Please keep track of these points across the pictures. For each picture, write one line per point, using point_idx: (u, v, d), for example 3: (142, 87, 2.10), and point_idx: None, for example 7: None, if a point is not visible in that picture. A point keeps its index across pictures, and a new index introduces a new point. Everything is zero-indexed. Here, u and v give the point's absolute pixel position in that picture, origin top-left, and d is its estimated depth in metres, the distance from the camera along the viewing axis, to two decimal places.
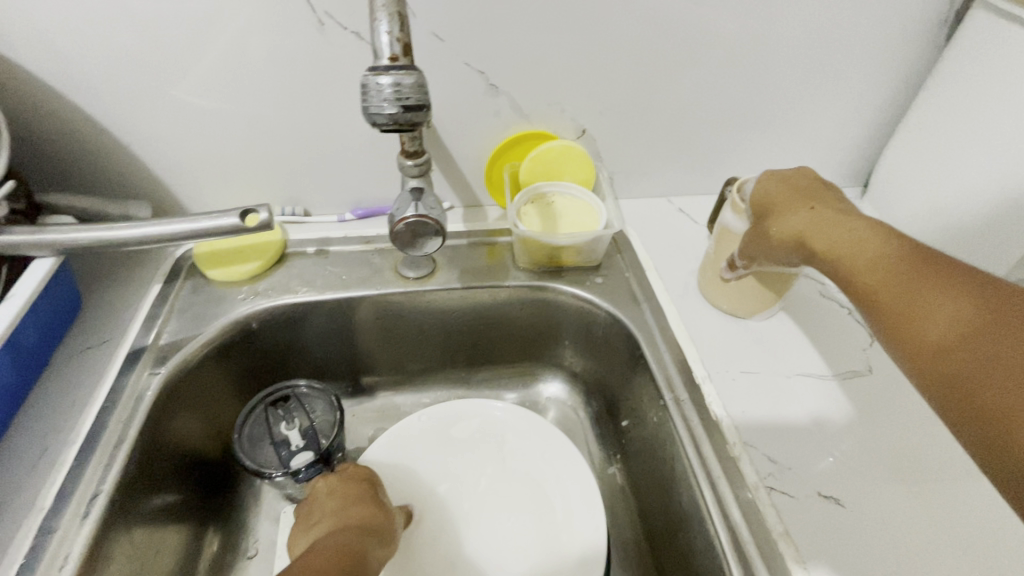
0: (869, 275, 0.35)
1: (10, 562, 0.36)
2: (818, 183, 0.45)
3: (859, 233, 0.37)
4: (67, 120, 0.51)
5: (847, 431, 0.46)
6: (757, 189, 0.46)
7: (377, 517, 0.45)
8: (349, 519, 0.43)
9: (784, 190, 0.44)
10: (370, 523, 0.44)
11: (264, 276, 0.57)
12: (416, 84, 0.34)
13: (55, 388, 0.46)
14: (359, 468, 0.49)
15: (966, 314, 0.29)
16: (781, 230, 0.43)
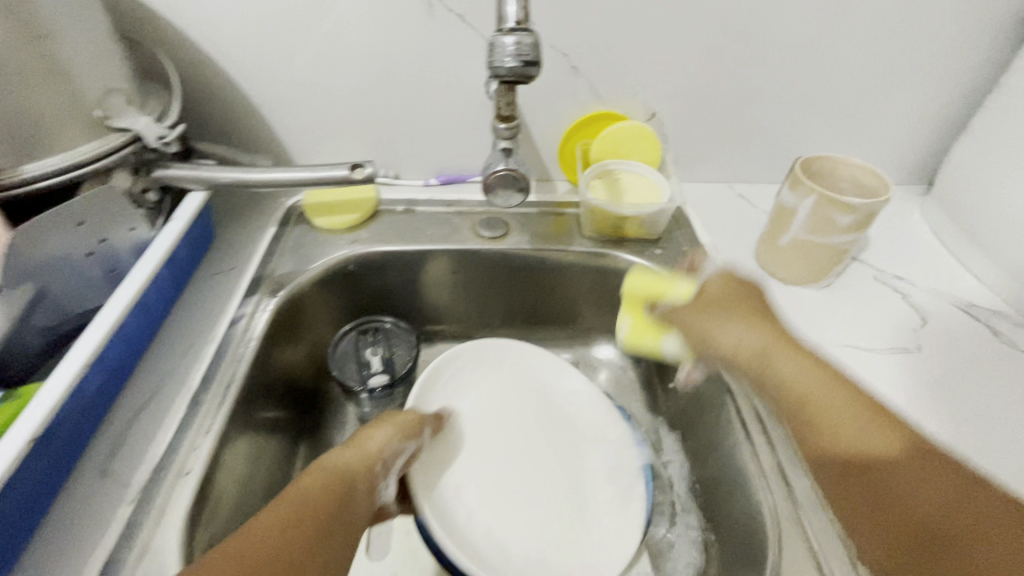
0: (833, 423, 0.37)
1: (168, 422, 0.44)
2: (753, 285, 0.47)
3: (807, 369, 0.39)
4: (211, 80, 0.60)
5: (889, 397, 0.49)
6: (707, 287, 0.49)
7: (393, 446, 0.44)
8: (358, 444, 0.42)
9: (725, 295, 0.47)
10: (381, 452, 0.42)
11: (360, 227, 0.65)
12: (534, 42, 0.38)
13: (194, 300, 0.55)
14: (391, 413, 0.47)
15: (930, 485, 0.33)
16: (728, 342, 0.44)
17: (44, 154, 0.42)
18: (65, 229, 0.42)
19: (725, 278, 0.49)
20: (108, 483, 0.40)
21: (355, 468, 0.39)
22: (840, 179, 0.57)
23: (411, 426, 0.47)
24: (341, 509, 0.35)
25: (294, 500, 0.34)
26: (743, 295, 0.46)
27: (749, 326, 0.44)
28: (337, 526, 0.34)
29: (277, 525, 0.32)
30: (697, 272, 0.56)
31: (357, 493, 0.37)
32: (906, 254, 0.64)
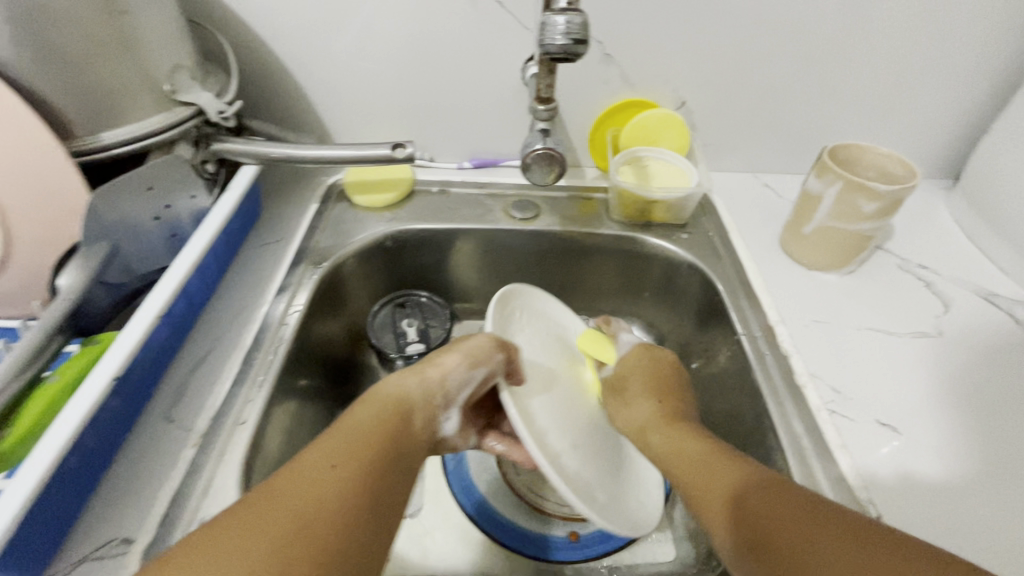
0: (707, 487, 0.37)
1: (224, 378, 0.47)
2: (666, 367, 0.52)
3: (686, 441, 0.42)
4: (262, 62, 0.64)
5: (909, 378, 0.50)
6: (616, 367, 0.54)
7: (458, 375, 0.45)
8: (421, 376, 0.44)
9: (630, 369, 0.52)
10: (442, 383, 0.45)
11: (397, 206, 0.68)
12: (583, 22, 0.41)
13: (244, 269, 0.58)
14: (472, 342, 0.46)
15: (798, 522, 0.31)
16: (630, 418, 0.49)
17: (118, 124, 0.45)
18: (136, 193, 0.45)
19: (640, 351, 0.54)
20: (173, 427, 0.43)
21: (414, 399, 0.42)
22: (866, 165, 0.58)
23: (482, 354, 0.46)
24: (392, 440, 0.38)
25: (348, 431, 0.37)
26: (652, 373, 0.51)
27: (636, 400, 0.49)
28: (387, 456, 0.36)
29: (332, 452, 0.34)
30: (611, 331, 0.58)
31: (412, 420, 0.41)
32: (931, 245, 0.65)
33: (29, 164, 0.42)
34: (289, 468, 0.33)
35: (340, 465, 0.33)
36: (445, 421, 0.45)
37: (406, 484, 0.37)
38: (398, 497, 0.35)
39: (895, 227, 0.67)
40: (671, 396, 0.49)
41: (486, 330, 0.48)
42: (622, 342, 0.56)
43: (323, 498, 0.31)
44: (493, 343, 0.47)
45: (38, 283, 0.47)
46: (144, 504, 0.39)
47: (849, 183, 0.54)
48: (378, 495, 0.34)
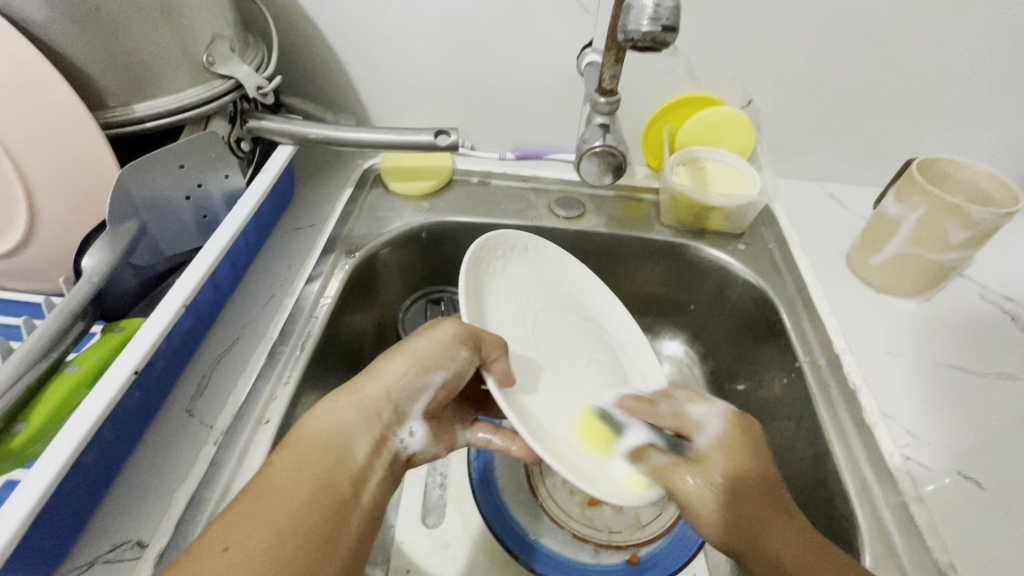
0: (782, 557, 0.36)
1: (250, 371, 0.45)
2: (750, 433, 0.42)
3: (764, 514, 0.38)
4: (302, 37, 0.60)
5: (995, 426, 0.45)
6: (702, 445, 0.42)
7: (407, 383, 0.38)
8: (357, 395, 0.37)
9: (732, 458, 0.40)
10: (388, 398, 0.37)
11: (434, 196, 0.64)
12: (674, 5, 0.36)
13: (274, 254, 0.56)
14: (428, 343, 0.38)
15: None
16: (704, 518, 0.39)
17: (153, 95, 0.42)
18: (168, 170, 0.42)
19: (732, 424, 0.42)
20: (194, 422, 0.41)
21: (353, 428, 0.35)
22: (956, 184, 0.53)
23: (436, 356, 0.38)
24: (319, 503, 0.32)
25: (267, 494, 0.31)
26: (748, 449, 0.41)
27: (708, 487, 0.39)
28: (305, 532, 0.31)
29: (236, 527, 0.29)
30: (687, 421, 0.44)
31: (351, 454, 0.35)
32: (1020, 274, 0.59)
33: (57, 133, 0.39)
34: (187, 554, 0.29)
35: (236, 548, 0.29)
36: (407, 439, 0.38)
37: (336, 561, 0.31)
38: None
39: (980, 252, 0.61)
40: (757, 477, 0.39)
41: (447, 322, 0.39)
42: (703, 434, 0.42)
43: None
44: (457, 337, 0.38)
45: (61, 260, 0.44)
46: (162, 504, 0.37)
47: (939, 205, 0.48)
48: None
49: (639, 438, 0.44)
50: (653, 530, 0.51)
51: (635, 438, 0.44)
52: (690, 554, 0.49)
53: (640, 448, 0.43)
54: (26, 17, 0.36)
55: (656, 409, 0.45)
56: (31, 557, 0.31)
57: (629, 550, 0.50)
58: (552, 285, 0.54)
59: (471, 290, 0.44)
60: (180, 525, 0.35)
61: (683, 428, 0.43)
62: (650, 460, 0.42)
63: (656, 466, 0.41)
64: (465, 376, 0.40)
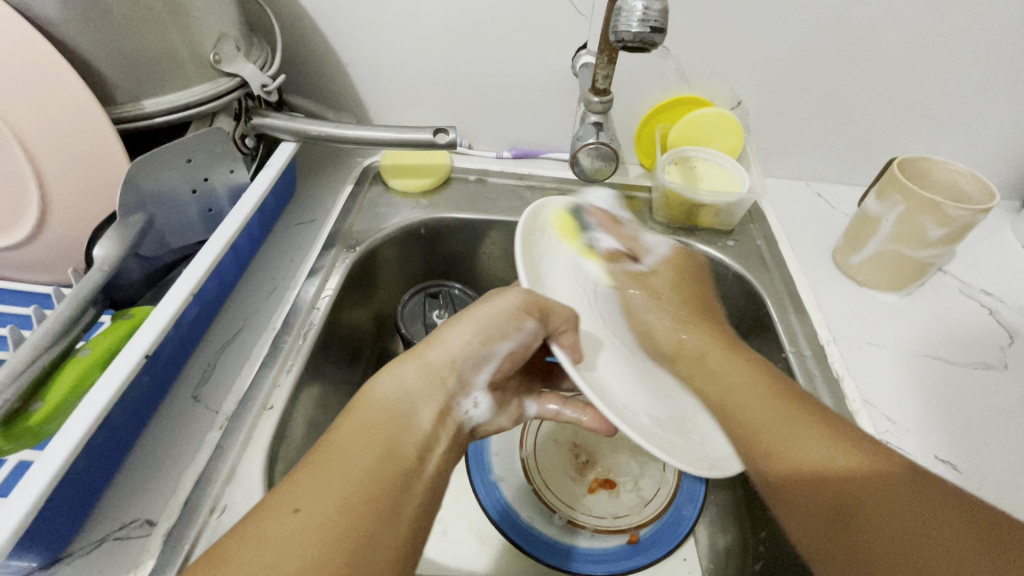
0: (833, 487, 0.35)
1: (254, 360, 0.46)
2: (694, 279, 0.54)
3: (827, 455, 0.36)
4: (304, 37, 0.62)
5: (970, 413, 0.47)
6: (658, 271, 0.54)
7: (471, 352, 0.39)
8: (421, 361, 0.38)
9: (683, 285, 0.53)
10: (451, 365, 0.39)
11: (433, 193, 0.65)
12: (662, 8, 0.38)
13: (277, 248, 0.57)
14: (493, 311, 0.40)
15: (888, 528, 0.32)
16: (664, 338, 0.49)
17: (162, 92, 0.43)
18: (175, 164, 0.44)
19: (680, 266, 0.54)
20: (199, 407, 0.43)
21: (419, 395, 0.37)
22: (936, 182, 0.55)
23: (500, 324, 0.40)
24: (386, 468, 0.32)
25: (334, 459, 0.32)
26: (685, 282, 0.53)
27: (658, 305, 0.51)
28: (375, 492, 0.31)
29: (301, 491, 0.30)
30: (640, 247, 0.55)
31: (416, 421, 0.36)
32: (997, 269, 0.61)
33: (70, 128, 0.40)
34: (250, 518, 0.29)
35: (304, 510, 0.29)
36: (471, 409, 0.40)
37: (401, 529, 0.31)
38: (387, 551, 0.29)
39: (960, 249, 0.63)
40: (696, 304, 0.52)
41: (510, 290, 0.41)
42: (651, 256, 0.55)
43: (278, 559, 0.27)
44: (524, 306, 0.40)
45: (69, 252, 0.46)
46: (169, 486, 0.38)
47: (918, 203, 0.50)
48: (354, 555, 0.28)
49: (604, 245, 0.54)
50: (649, 512, 0.52)
51: (600, 244, 0.54)
52: (686, 530, 0.50)
53: (607, 254, 0.54)
54: (41, 16, 0.38)
55: (620, 229, 0.55)
56: (46, 531, 0.32)
57: (629, 531, 0.51)
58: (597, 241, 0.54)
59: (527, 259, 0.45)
60: (187, 504, 0.37)
61: (633, 246, 0.55)
62: (614, 258, 0.54)
63: (621, 273, 0.53)
64: (532, 346, 0.41)
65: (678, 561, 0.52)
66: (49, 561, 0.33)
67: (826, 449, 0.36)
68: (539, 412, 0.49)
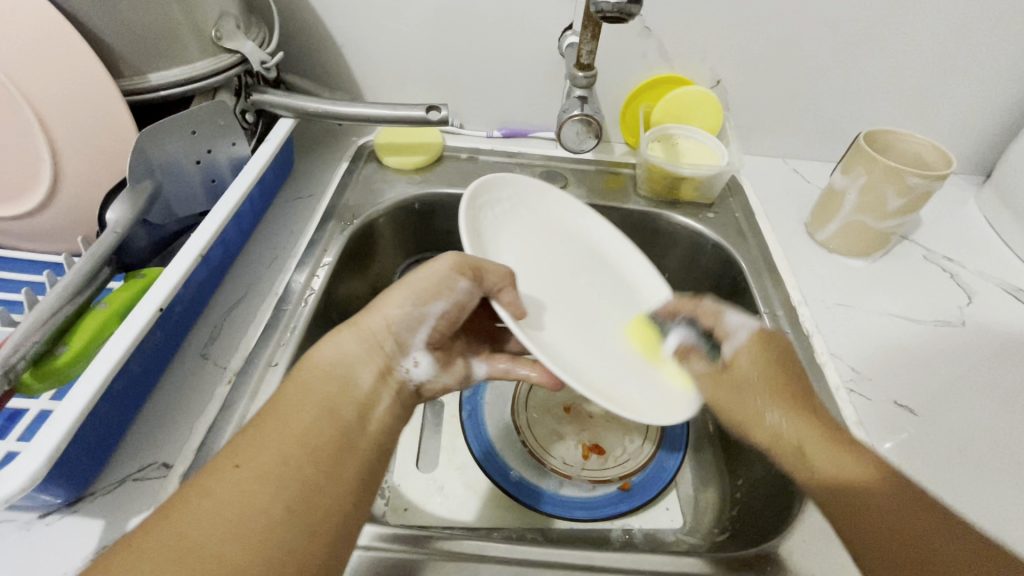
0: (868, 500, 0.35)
1: (258, 322, 0.49)
2: (785, 350, 0.46)
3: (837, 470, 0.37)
4: (299, 18, 0.64)
5: (928, 365, 0.51)
6: (737, 356, 0.45)
7: (408, 315, 0.42)
8: (357, 327, 0.40)
9: (763, 357, 0.45)
10: (387, 329, 0.41)
11: (425, 170, 0.68)
12: None
13: (276, 222, 0.59)
14: (430, 275, 0.43)
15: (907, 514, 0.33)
16: (758, 431, 0.42)
17: (167, 66, 0.46)
18: (181, 135, 0.46)
19: (758, 338, 0.46)
20: (208, 364, 0.45)
21: (355, 357, 0.39)
22: (901, 154, 0.58)
23: (435, 286, 0.43)
24: (325, 426, 0.34)
25: (277, 418, 0.33)
26: (781, 358, 0.44)
27: (749, 401, 0.43)
28: (315, 448, 0.33)
29: (247, 448, 0.31)
30: (721, 329, 0.48)
31: (356, 383, 0.38)
32: (960, 237, 0.65)
33: (82, 98, 0.42)
34: (200, 477, 0.30)
35: (247, 465, 0.31)
36: (411, 368, 0.42)
37: (343, 483, 0.33)
38: (331, 502, 0.32)
39: (924, 219, 0.67)
40: (794, 388, 0.42)
41: (444, 255, 0.44)
42: (730, 340, 0.47)
43: (225, 509, 0.29)
44: (457, 267, 0.43)
45: (79, 220, 0.48)
46: (182, 432, 0.41)
47: (881, 172, 0.53)
48: (299, 504, 0.30)
49: (676, 341, 0.49)
50: (636, 460, 0.56)
51: (673, 342, 0.50)
52: (670, 475, 0.54)
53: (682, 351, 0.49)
54: None
55: (700, 306, 0.49)
56: (70, 468, 0.35)
57: (620, 479, 0.55)
58: (553, 227, 0.58)
59: (472, 227, 0.50)
60: (202, 448, 0.39)
61: (716, 329, 0.48)
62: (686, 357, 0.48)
63: (694, 369, 0.47)
64: (466, 304, 0.45)
65: (661, 510, 0.54)
66: (73, 499, 0.36)
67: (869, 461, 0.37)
68: (489, 370, 0.50)
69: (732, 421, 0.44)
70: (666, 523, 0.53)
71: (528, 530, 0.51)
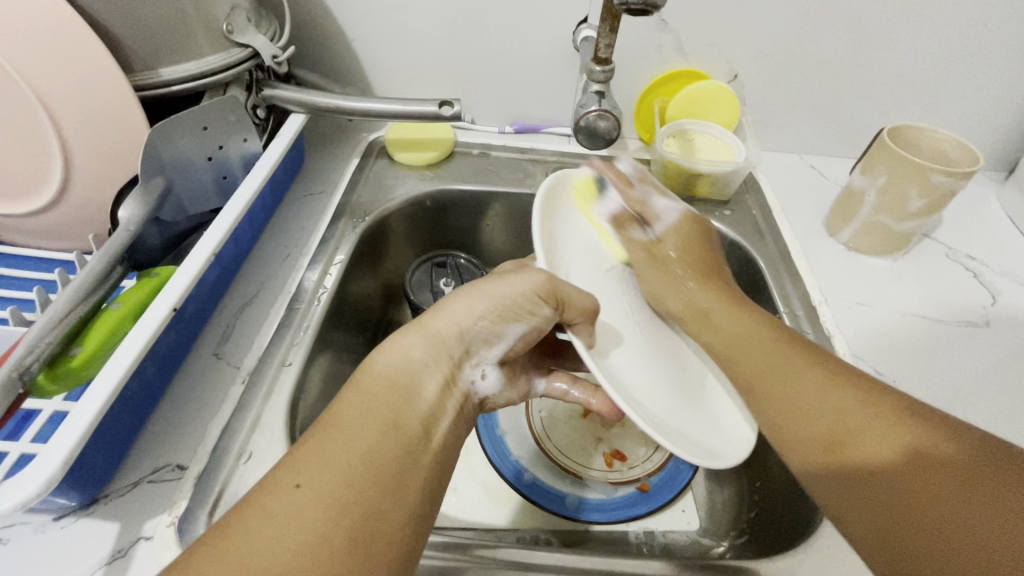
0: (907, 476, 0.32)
1: (271, 321, 0.48)
2: (702, 234, 0.54)
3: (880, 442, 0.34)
4: (308, 12, 0.63)
5: (951, 367, 0.50)
6: (665, 237, 0.53)
7: (484, 328, 0.39)
8: (426, 331, 0.37)
9: (689, 241, 0.53)
10: (460, 338, 0.38)
11: (437, 166, 0.67)
12: None
13: (288, 219, 0.59)
14: (520, 292, 0.39)
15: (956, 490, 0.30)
16: (667, 303, 0.49)
17: (177, 61, 0.45)
18: (192, 131, 0.45)
19: (687, 219, 0.55)
20: (222, 363, 0.45)
21: (421, 365, 0.35)
22: (925, 150, 0.57)
23: (515, 304, 0.39)
24: (389, 443, 0.32)
25: (335, 433, 0.31)
26: (698, 243, 0.53)
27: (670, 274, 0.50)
28: (378, 468, 0.30)
29: (305, 466, 0.29)
30: (652, 213, 0.54)
31: (421, 393, 0.35)
32: (982, 235, 0.64)
33: (93, 93, 0.42)
34: None
35: (306, 485, 0.29)
36: (478, 379, 0.39)
37: (407, 504, 0.30)
38: (388, 533, 0.29)
39: (945, 216, 0.66)
40: (702, 262, 0.52)
41: (533, 272, 0.40)
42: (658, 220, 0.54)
43: (284, 534, 0.27)
44: (540, 290, 0.39)
45: (89, 217, 0.47)
46: (197, 433, 0.40)
47: (905, 170, 0.52)
48: (360, 529, 0.28)
49: (610, 206, 0.53)
50: (654, 460, 0.56)
51: (609, 204, 0.53)
52: (688, 477, 0.54)
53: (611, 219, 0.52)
54: None
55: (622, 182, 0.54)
56: (85, 470, 0.34)
57: (638, 480, 0.54)
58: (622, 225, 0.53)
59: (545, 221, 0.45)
60: (216, 450, 0.39)
61: (648, 215, 0.54)
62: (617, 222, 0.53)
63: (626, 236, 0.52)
64: (544, 329, 0.41)
65: (676, 513, 0.53)
66: (88, 501, 0.36)
67: (878, 435, 0.35)
68: (546, 389, 0.49)
69: (649, 292, 0.49)
70: (682, 526, 0.52)
71: (543, 532, 0.51)
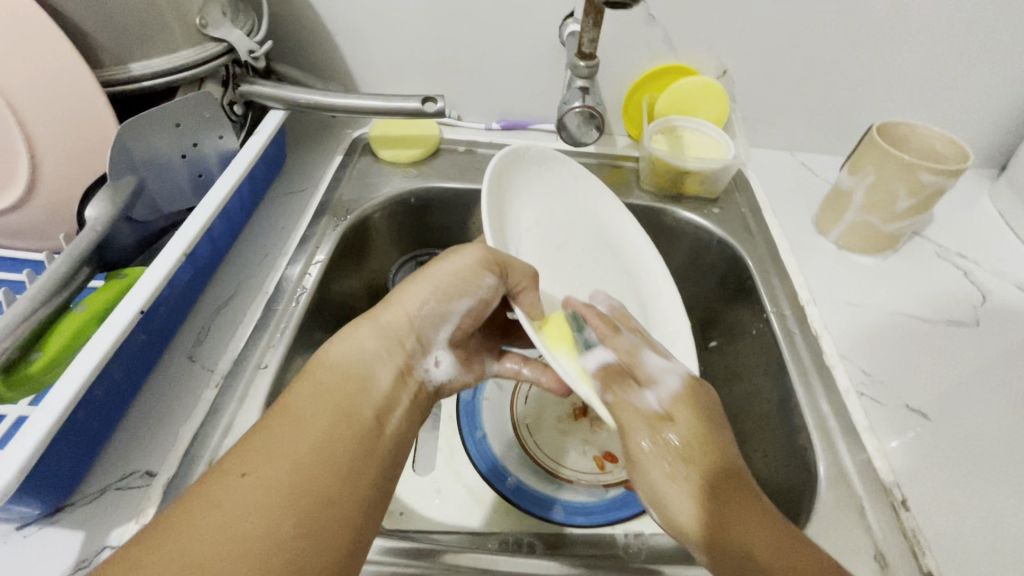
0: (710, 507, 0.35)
1: (246, 323, 0.47)
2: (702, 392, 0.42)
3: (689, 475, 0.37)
4: (290, 6, 0.61)
5: (939, 367, 0.49)
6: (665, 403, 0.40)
7: (431, 311, 0.39)
8: (378, 323, 0.38)
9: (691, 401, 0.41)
10: (410, 326, 0.39)
11: (422, 163, 0.65)
12: None
13: (267, 218, 0.58)
14: (462, 266, 0.40)
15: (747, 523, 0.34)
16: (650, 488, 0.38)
17: (148, 56, 0.43)
18: (163, 128, 0.44)
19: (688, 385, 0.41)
20: (195, 366, 0.44)
21: (375, 357, 0.37)
22: (914, 147, 0.56)
23: (460, 280, 0.40)
24: (342, 431, 0.32)
25: (287, 422, 0.31)
26: (705, 411, 0.40)
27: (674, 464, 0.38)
28: (330, 453, 0.31)
29: (255, 454, 0.29)
30: (641, 371, 0.42)
31: (375, 384, 0.36)
32: (974, 234, 0.63)
33: (59, 88, 0.40)
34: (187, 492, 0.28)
35: (254, 474, 0.29)
36: (433, 367, 0.40)
37: (359, 490, 0.31)
38: (343, 513, 0.29)
39: (936, 214, 0.65)
40: (715, 443, 0.38)
41: (473, 247, 0.41)
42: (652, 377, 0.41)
43: (230, 520, 0.27)
44: (482, 263, 0.40)
45: (61, 216, 0.46)
46: (168, 438, 0.39)
47: (895, 167, 0.51)
48: (310, 515, 0.28)
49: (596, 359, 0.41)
50: None
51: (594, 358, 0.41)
52: None
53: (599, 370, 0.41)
54: None
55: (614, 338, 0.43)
56: (47, 477, 0.33)
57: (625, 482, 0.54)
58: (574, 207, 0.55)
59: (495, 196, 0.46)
60: (187, 455, 0.38)
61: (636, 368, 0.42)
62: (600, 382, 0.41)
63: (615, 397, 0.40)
64: (493, 302, 0.41)
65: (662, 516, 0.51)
66: (52, 510, 0.35)
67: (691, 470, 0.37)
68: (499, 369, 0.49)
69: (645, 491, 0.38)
70: None
71: (527, 535, 0.46)
